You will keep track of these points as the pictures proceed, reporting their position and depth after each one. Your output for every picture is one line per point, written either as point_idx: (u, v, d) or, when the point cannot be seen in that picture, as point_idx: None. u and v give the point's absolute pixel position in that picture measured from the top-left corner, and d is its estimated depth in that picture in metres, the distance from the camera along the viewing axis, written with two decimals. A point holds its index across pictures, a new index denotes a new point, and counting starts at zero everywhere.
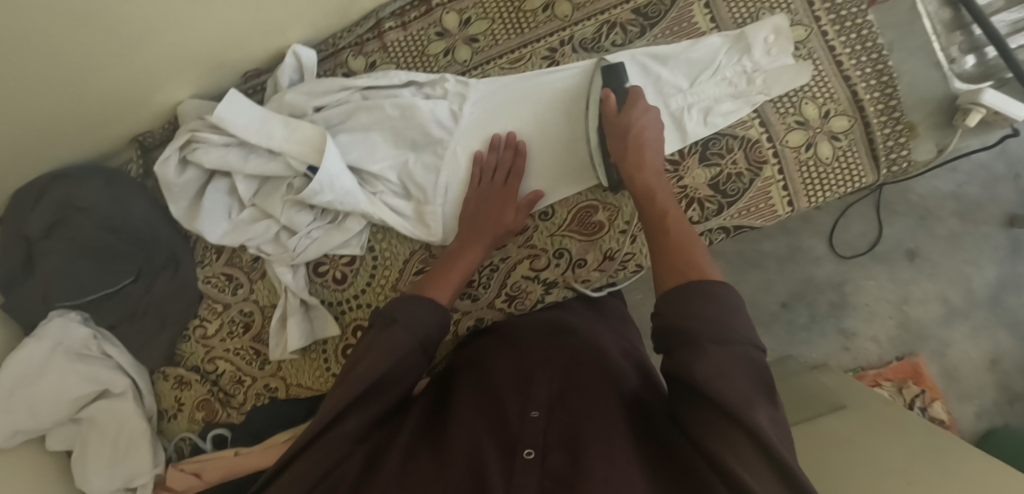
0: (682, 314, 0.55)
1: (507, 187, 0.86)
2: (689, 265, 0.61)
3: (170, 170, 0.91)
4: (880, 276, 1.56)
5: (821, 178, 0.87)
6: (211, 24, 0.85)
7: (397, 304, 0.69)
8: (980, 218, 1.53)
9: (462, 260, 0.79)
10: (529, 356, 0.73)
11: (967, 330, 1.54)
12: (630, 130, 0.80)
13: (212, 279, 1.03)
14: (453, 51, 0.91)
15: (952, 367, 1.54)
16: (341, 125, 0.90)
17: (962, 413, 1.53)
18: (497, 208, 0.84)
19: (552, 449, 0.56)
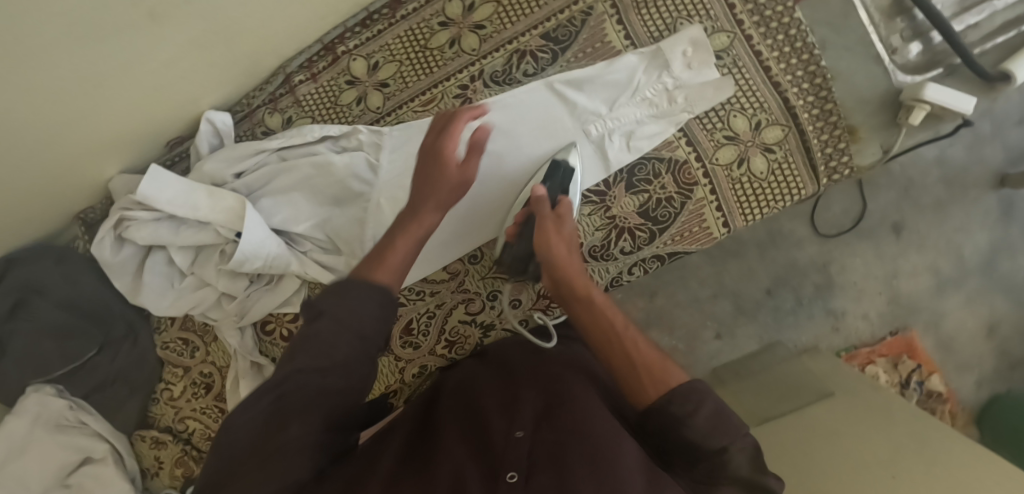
0: (683, 412, 0.58)
1: (463, 168, 0.74)
2: (653, 376, 0.61)
3: (106, 250, 0.92)
4: (868, 253, 1.42)
5: (756, 195, 0.83)
6: (127, 114, 0.82)
7: (330, 293, 0.57)
8: (968, 182, 1.40)
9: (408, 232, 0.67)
10: (514, 380, 0.71)
11: (961, 299, 1.41)
12: (558, 219, 0.76)
13: (169, 344, 1.04)
14: (365, 98, 0.89)
15: (949, 339, 1.42)
16: (263, 189, 0.89)
17: (961, 384, 1.42)
18: (437, 176, 0.72)
19: (537, 469, 0.53)
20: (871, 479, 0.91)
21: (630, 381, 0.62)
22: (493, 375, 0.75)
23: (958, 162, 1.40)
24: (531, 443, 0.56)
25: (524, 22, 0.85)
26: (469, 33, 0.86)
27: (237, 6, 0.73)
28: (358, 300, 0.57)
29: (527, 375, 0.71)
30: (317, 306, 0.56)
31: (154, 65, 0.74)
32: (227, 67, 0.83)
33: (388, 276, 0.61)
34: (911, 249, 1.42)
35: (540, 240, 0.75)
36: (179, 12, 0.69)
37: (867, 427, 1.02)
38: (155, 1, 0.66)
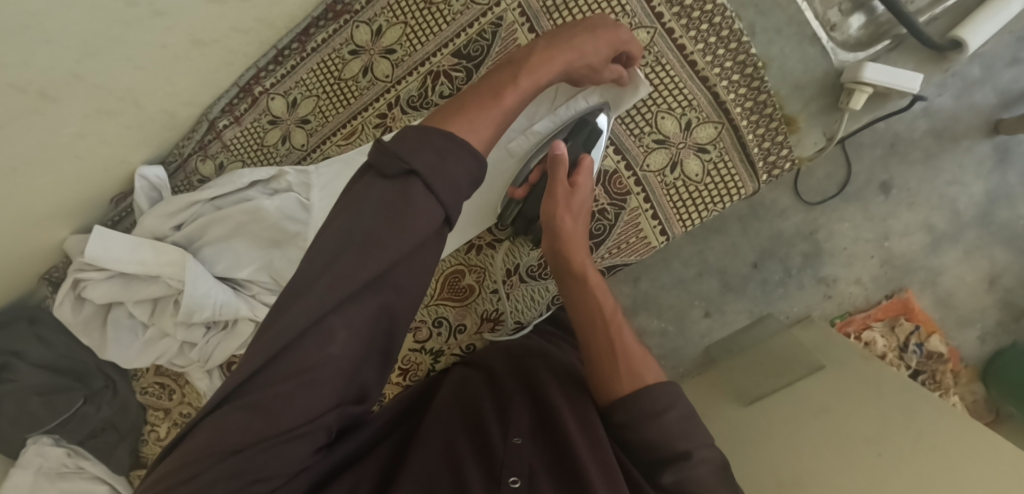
0: (651, 411, 0.58)
1: (597, 34, 0.64)
2: (630, 372, 0.62)
3: (67, 311, 0.91)
4: (855, 216, 1.21)
5: (692, 199, 0.79)
6: (60, 183, 0.81)
7: (426, 143, 0.46)
8: (958, 133, 1.17)
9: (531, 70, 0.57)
10: (502, 382, 0.73)
11: (959, 253, 1.19)
12: (569, 191, 0.69)
13: (148, 389, 1.05)
14: (289, 137, 0.88)
15: (947, 295, 1.21)
16: (201, 239, 0.88)
17: (964, 341, 1.21)
18: (571, 51, 0.61)
19: (538, 476, 0.57)
20: (856, 464, 0.77)
21: (611, 366, 0.63)
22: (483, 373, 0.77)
23: (947, 111, 1.16)
24: (529, 451, 0.60)
25: (433, 41, 0.81)
26: (380, 59, 0.83)
27: (126, 77, 0.74)
28: (455, 164, 0.46)
29: (517, 376, 0.74)
30: (402, 161, 0.45)
31: (67, 137, 0.75)
32: (140, 126, 0.84)
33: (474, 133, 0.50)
34: (900, 207, 1.20)
35: (546, 210, 0.70)
36: (72, 89, 0.70)
37: (851, 403, 0.88)
38: (48, 82, 0.66)
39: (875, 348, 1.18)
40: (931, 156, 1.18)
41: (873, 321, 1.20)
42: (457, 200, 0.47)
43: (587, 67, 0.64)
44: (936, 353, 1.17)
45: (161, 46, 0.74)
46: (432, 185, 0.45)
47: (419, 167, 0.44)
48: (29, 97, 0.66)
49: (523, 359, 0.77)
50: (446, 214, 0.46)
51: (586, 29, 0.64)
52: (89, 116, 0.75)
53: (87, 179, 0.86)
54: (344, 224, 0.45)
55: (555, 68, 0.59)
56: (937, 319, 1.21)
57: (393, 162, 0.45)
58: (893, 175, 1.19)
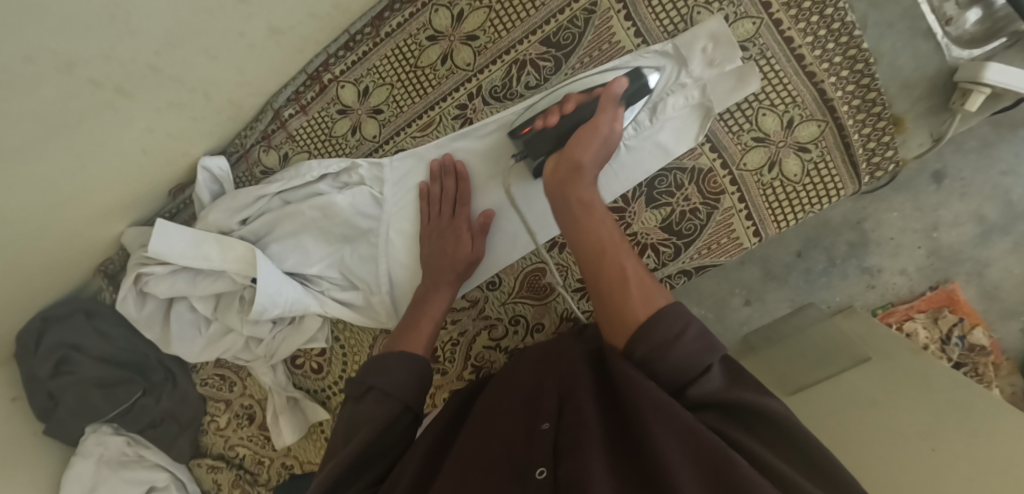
0: (670, 336, 0.57)
1: (456, 218, 0.80)
2: (640, 299, 0.61)
3: (130, 306, 0.90)
4: (905, 206, 1.19)
5: (788, 199, 0.76)
6: (120, 178, 0.80)
7: (368, 371, 0.70)
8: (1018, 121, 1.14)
9: (432, 306, 0.78)
10: (535, 374, 0.68)
11: (1010, 245, 1.17)
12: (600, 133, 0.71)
13: (209, 380, 1.04)
14: (360, 127, 0.83)
15: (994, 287, 1.19)
16: (269, 235, 0.86)
17: (1007, 333, 1.20)
18: (450, 247, 0.80)
19: (563, 457, 0.52)
20: (905, 454, 0.76)
21: (623, 298, 0.62)
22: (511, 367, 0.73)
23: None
24: (555, 434, 0.55)
25: (520, 28, 0.77)
26: (460, 46, 0.79)
27: (202, 68, 0.70)
28: (400, 369, 0.69)
29: (544, 364, 0.70)
30: (363, 384, 0.69)
31: (135, 133, 0.73)
32: (206, 120, 0.80)
33: (419, 345, 0.74)
34: (952, 197, 1.18)
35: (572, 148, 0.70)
36: (148, 82, 0.67)
37: (901, 391, 0.88)
38: (124, 76, 0.64)
39: (917, 339, 1.18)
40: (988, 144, 1.15)
41: (916, 312, 1.20)
42: (409, 373, 0.70)
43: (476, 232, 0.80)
44: (976, 346, 1.17)
45: (239, 34, 0.70)
46: (380, 374, 0.69)
47: (375, 383, 0.68)
48: (106, 92, 0.64)
49: (556, 342, 0.74)
50: (405, 402, 0.68)
51: (445, 217, 0.80)
52: (161, 109, 0.72)
53: (147, 172, 0.82)
54: (349, 416, 0.68)
55: (458, 261, 0.79)
56: (982, 311, 1.20)
57: (357, 385, 0.69)
58: (947, 164, 1.18)
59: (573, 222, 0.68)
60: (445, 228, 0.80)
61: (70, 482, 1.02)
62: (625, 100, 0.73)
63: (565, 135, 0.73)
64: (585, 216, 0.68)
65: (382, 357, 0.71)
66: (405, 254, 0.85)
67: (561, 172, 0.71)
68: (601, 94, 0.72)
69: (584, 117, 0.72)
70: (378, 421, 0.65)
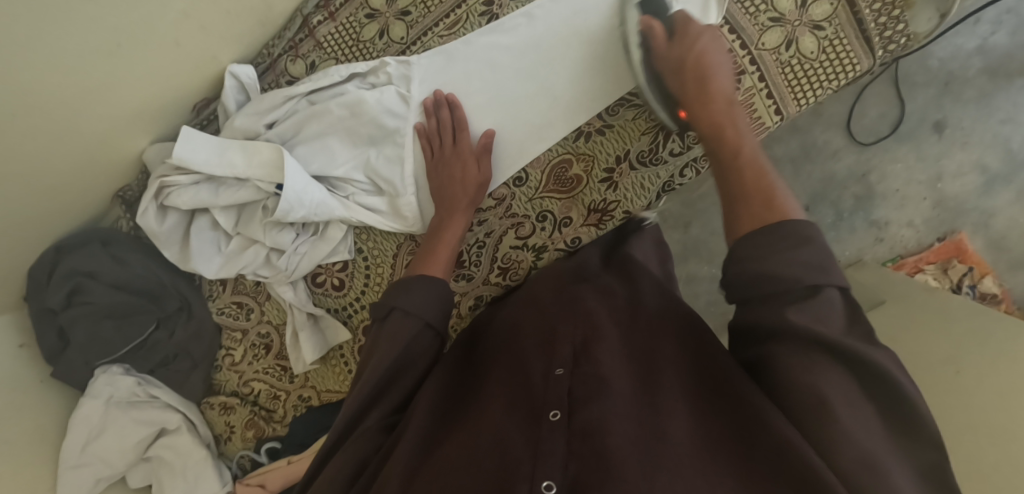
0: (788, 247, 0.54)
1: (458, 145, 0.83)
2: (769, 204, 0.59)
3: (151, 220, 0.90)
4: (909, 157, 1.27)
5: (807, 76, 0.79)
6: (155, 73, 0.82)
7: (390, 293, 0.70)
8: (1012, 70, 1.23)
9: (451, 230, 0.79)
10: (548, 315, 0.70)
11: (1012, 195, 1.25)
12: (710, 39, 0.72)
13: (225, 310, 1.00)
14: (387, 30, 0.86)
15: (1000, 238, 1.26)
16: (297, 137, 0.87)
17: (1017, 283, 1.26)
18: (458, 172, 0.82)
19: (578, 404, 0.54)
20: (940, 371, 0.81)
21: (733, 206, 0.61)
22: (524, 309, 0.74)
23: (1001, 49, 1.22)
24: (570, 379, 0.57)
25: None
26: None
27: None
28: (419, 291, 0.69)
29: (551, 311, 0.71)
30: (385, 305, 0.69)
31: (174, 14, 0.76)
32: (237, 16, 0.83)
33: (439, 268, 0.74)
34: (953, 147, 1.26)
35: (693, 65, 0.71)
36: None
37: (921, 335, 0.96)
38: None
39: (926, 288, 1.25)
40: (986, 95, 1.24)
41: (925, 264, 1.27)
42: (429, 294, 0.69)
43: (472, 164, 0.81)
44: (988, 294, 1.23)
45: None
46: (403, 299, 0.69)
47: (396, 305, 0.68)
48: None
49: (567, 289, 0.75)
50: (426, 320, 0.68)
51: (447, 149, 0.82)
52: None
53: (178, 72, 0.85)
54: (369, 347, 0.68)
55: (467, 185, 0.81)
56: (990, 262, 1.26)
57: (381, 308, 0.69)
58: (946, 113, 1.25)
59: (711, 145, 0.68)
60: (450, 160, 0.82)
61: (77, 422, 0.97)
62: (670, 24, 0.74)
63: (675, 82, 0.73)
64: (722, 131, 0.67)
65: (404, 280, 0.71)
66: (419, 158, 0.86)
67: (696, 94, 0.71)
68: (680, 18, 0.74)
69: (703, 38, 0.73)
70: (395, 342, 0.65)
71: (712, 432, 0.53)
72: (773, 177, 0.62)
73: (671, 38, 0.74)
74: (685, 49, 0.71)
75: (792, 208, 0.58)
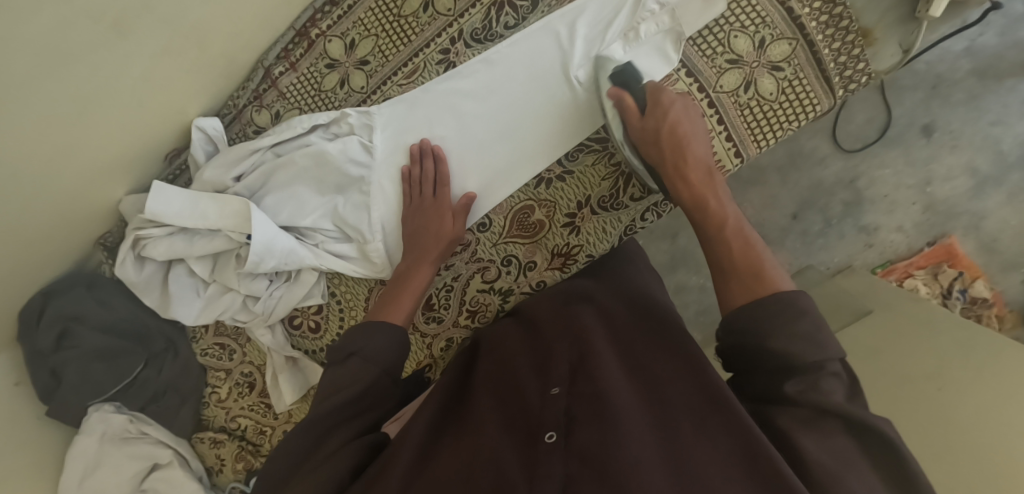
0: (782, 320, 0.55)
1: (439, 197, 0.82)
2: (756, 278, 0.60)
3: (129, 271, 0.93)
4: (897, 162, 1.21)
5: (765, 118, 0.78)
6: (118, 130, 0.82)
7: (350, 336, 0.67)
8: (1002, 72, 1.16)
9: (415, 280, 0.76)
10: (545, 332, 0.70)
11: (1002, 198, 1.20)
12: (686, 107, 0.72)
13: (208, 351, 1.04)
14: (348, 80, 0.86)
15: (992, 240, 1.21)
16: (264, 188, 0.88)
17: (1007, 285, 1.21)
18: (433, 226, 0.81)
19: (575, 425, 0.54)
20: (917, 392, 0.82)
21: (723, 287, 0.62)
22: (517, 330, 0.73)
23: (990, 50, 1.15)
24: (568, 400, 0.57)
25: None
26: None
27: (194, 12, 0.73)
28: (381, 338, 0.67)
29: (548, 329, 0.70)
30: (343, 350, 0.66)
31: (132, 81, 0.75)
32: (201, 73, 0.83)
33: (399, 315, 0.72)
34: (942, 150, 1.20)
35: (671, 133, 0.70)
36: (142, 21, 0.69)
37: (901, 341, 0.92)
38: (121, 12, 0.66)
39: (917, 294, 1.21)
40: (975, 97, 1.18)
41: (915, 269, 1.23)
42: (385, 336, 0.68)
43: (448, 224, 0.81)
44: (977, 298, 1.20)
45: None
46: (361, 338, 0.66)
47: (356, 353, 0.65)
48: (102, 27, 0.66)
49: (563, 307, 0.74)
50: (382, 368, 0.65)
51: (422, 206, 0.82)
52: (156, 55, 0.75)
53: (145, 127, 0.85)
54: (330, 382, 0.65)
55: (443, 238, 0.80)
56: (981, 265, 1.22)
57: (339, 350, 0.66)
58: (936, 116, 1.20)
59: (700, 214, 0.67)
60: (428, 215, 0.81)
61: (73, 457, 1.02)
62: (641, 95, 0.74)
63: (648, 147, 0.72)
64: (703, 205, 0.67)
65: (363, 323, 0.69)
66: (393, 207, 0.86)
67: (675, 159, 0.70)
68: (654, 89, 0.73)
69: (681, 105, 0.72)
70: (354, 389, 0.62)
71: (719, 450, 0.52)
72: (761, 246, 0.63)
73: (643, 110, 0.73)
74: (657, 122, 0.71)
75: (782, 279, 0.59)
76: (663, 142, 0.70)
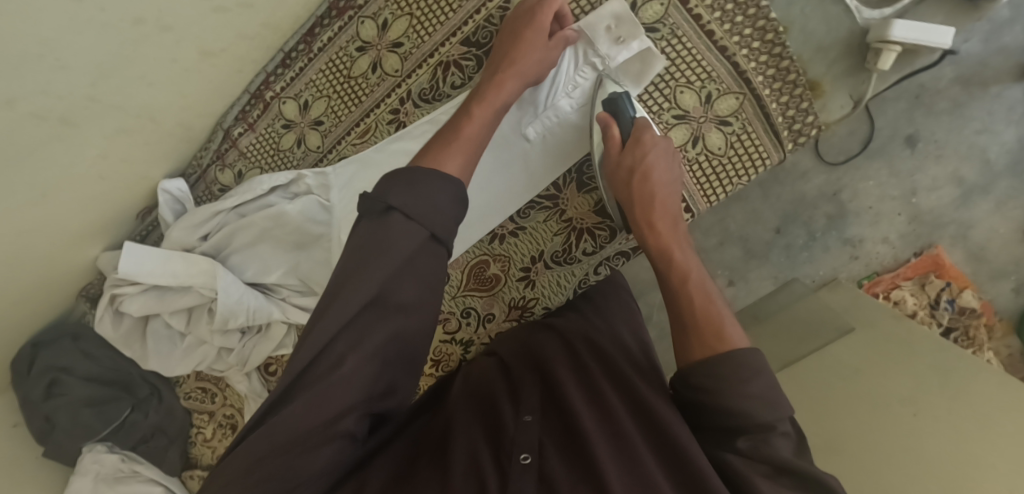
0: (735, 376, 0.52)
1: (535, 29, 0.68)
2: (710, 329, 0.56)
3: (107, 326, 0.97)
4: (881, 173, 1.13)
5: (714, 173, 0.78)
6: (89, 202, 0.86)
7: (392, 179, 0.51)
8: (987, 79, 1.06)
9: (474, 124, 0.61)
10: (517, 360, 0.71)
11: (991, 206, 1.11)
12: (661, 149, 0.71)
13: (191, 394, 1.11)
14: (304, 139, 0.88)
15: (980, 248, 1.13)
16: (228, 248, 0.91)
17: (998, 294, 1.14)
18: (517, 58, 0.66)
19: (547, 451, 0.55)
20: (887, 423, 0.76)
21: (682, 340, 0.59)
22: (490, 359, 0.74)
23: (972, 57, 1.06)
24: (540, 426, 0.58)
25: (441, 31, 0.79)
26: (388, 54, 0.82)
27: (140, 94, 0.75)
28: (430, 191, 0.51)
29: (519, 358, 0.72)
30: (380, 200, 0.50)
31: (92, 159, 0.79)
32: (159, 141, 0.86)
33: (454, 165, 0.56)
34: (927, 160, 1.11)
35: (643, 175, 0.69)
36: (91, 111, 0.72)
37: (881, 364, 0.84)
38: (66, 108, 0.69)
39: (905, 307, 1.14)
40: (959, 105, 1.08)
41: (903, 281, 1.15)
42: (396, 272, 0.49)
43: (526, 76, 0.67)
44: (968, 309, 1.12)
45: (171, 61, 0.75)
46: (404, 285, 0.50)
47: (396, 202, 0.50)
48: (51, 123, 0.69)
49: (531, 340, 0.75)
50: (431, 230, 0.51)
51: (518, 38, 0.67)
52: (111, 135, 0.78)
53: (113, 195, 0.89)
54: (365, 239, 0.50)
55: (526, 82, 0.68)
56: (970, 274, 1.14)
57: (374, 201, 0.50)
58: (919, 126, 1.10)
59: (658, 263, 0.66)
60: (506, 55, 0.68)
61: None
62: (625, 130, 0.72)
63: (622, 187, 0.71)
64: (667, 256, 0.65)
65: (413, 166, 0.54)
66: None
67: (646, 204, 0.68)
68: (638, 125, 0.71)
69: (659, 147, 0.71)
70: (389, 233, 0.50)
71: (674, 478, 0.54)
72: (719, 302, 0.60)
73: (625, 143, 0.72)
74: (633, 162, 0.69)
75: (737, 336, 0.56)
76: (634, 185, 0.69)
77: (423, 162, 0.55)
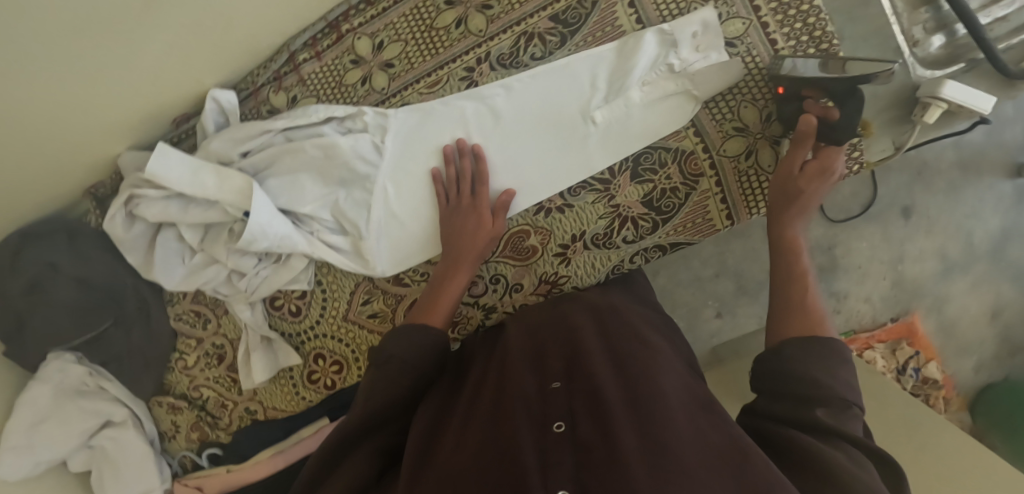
0: (829, 353, 0.60)
1: (476, 198, 0.83)
2: (813, 323, 0.64)
3: (117, 226, 0.92)
4: (874, 236, 1.17)
5: (761, 187, 0.84)
6: (133, 92, 0.84)
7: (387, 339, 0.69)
8: (984, 166, 1.16)
9: (452, 283, 0.78)
10: (540, 334, 0.70)
11: (967, 284, 1.19)
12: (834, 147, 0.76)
13: (182, 316, 1.05)
14: (370, 78, 0.88)
15: (950, 323, 1.20)
16: (268, 170, 0.89)
17: (958, 370, 1.22)
18: (473, 226, 0.82)
19: (579, 415, 0.53)
20: None
21: (784, 315, 0.67)
22: (517, 331, 0.74)
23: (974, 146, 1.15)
24: (568, 394, 0.56)
25: (533, 3, 0.82)
26: (474, 14, 0.84)
27: None
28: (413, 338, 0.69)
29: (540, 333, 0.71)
30: (382, 350, 0.67)
31: (157, 46, 0.78)
32: (223, 48, 0.85)
33: (438, 319, 0.74)
34: (919, 232, 1.18)
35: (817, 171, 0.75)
36: None
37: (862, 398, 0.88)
38: None
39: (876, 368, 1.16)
40: (956, 188, 1.16)
41: (876, 342, 1.18)
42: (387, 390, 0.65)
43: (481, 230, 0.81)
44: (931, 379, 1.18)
45: None
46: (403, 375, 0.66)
47: (392, 350, 0.67)
48: None
49: (557, 313, 0.76)
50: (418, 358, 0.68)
51: (463, 204, 0.83)
52: (180, 26, 0.77)
53: (159, 91, 0.86)
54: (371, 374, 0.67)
55: (490, 235, 0.82)
56: (936, 346, 1.21)
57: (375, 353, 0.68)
58: (915, 200, 1.17)
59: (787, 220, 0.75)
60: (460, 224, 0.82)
61: (26, 402, 1.01)
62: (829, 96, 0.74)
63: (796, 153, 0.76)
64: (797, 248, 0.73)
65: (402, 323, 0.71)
66: (415, 201, 0.88)
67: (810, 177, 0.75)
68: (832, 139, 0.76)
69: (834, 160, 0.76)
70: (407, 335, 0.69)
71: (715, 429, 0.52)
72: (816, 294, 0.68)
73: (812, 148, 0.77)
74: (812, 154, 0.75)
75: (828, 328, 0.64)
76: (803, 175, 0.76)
77: (417, 320, 0.74)
